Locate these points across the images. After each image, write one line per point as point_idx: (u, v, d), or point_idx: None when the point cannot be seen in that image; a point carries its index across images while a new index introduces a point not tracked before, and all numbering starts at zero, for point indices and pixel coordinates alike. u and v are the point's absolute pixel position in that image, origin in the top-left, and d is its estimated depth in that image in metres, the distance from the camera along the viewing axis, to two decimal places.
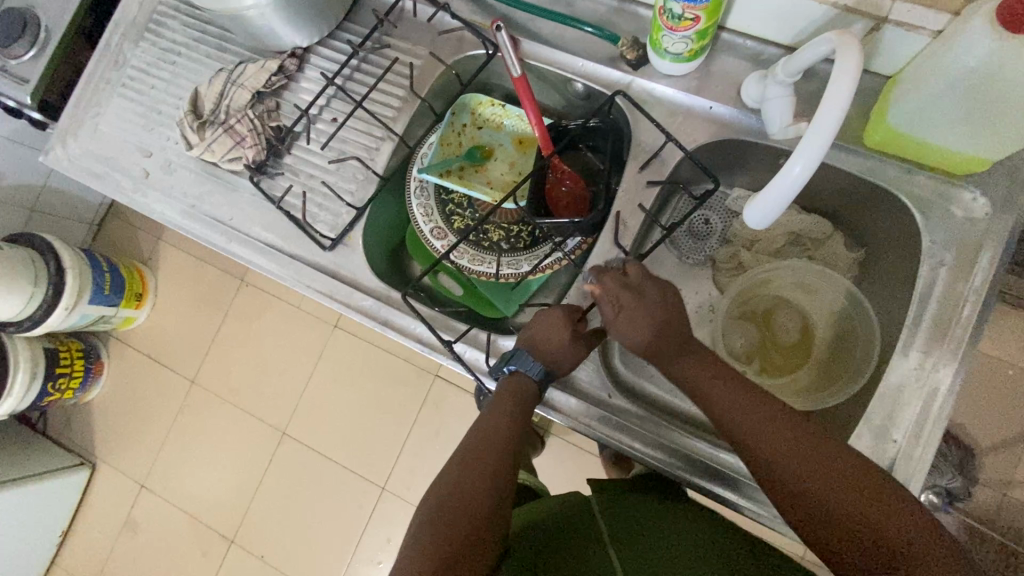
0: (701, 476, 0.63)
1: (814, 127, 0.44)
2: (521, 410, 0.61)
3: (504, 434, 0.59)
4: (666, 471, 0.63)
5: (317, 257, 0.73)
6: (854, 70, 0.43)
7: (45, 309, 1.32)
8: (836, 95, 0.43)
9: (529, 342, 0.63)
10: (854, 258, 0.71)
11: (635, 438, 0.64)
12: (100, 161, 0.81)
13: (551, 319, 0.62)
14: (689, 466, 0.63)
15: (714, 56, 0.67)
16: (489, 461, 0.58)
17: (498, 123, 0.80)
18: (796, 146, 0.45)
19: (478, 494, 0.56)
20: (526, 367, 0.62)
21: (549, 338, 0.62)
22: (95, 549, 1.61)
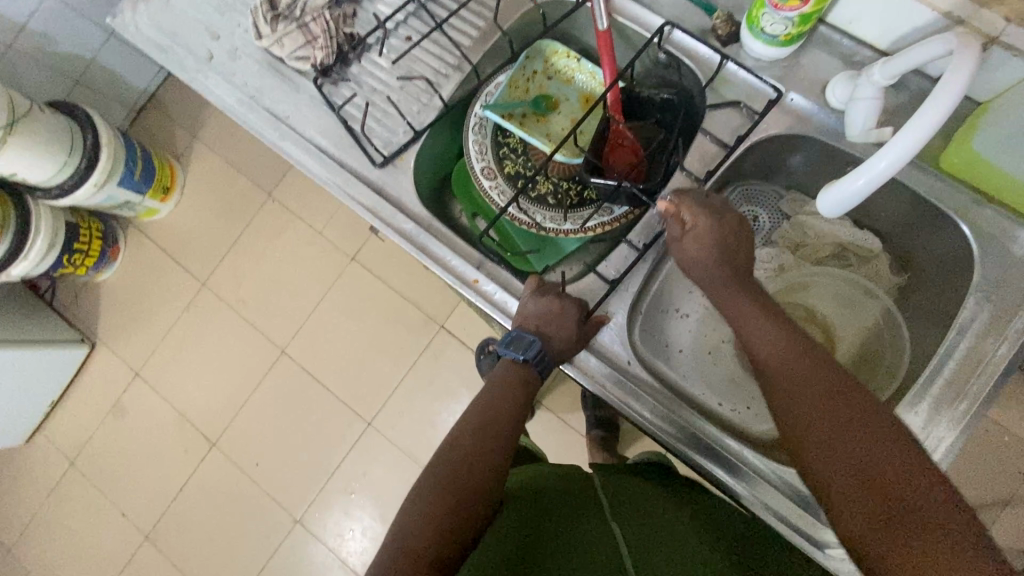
0: (700, 455, 0.63)
1: (905, 133, 0.45)
2: (523, 391, 0.65)
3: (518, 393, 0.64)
4: (668, 443, 0.64)
5: (367, 172, 0.72)
6: (960, 89, 0.45)
7: (76, 180, 1.32)
8: (921, 124, 0.45)
9: (538, 331, 0.63)
10: (896, 281, 0.71)
11: (643, 405, 0.65)
12: (164, 34, 0.79)
13: (563, 312, 0.63)
14: (691, 442, 0.64)
15: (806, 48, 0.65)
16: (513, 406, 0.63)
17: (569, 76, 0.79)
18: (885, 146, 0.46)
19: (502, 429, 0.61)
20: (528, 345, 0.63)
21: (563, 329, 0.62)
22: (81, 424, 1.65)
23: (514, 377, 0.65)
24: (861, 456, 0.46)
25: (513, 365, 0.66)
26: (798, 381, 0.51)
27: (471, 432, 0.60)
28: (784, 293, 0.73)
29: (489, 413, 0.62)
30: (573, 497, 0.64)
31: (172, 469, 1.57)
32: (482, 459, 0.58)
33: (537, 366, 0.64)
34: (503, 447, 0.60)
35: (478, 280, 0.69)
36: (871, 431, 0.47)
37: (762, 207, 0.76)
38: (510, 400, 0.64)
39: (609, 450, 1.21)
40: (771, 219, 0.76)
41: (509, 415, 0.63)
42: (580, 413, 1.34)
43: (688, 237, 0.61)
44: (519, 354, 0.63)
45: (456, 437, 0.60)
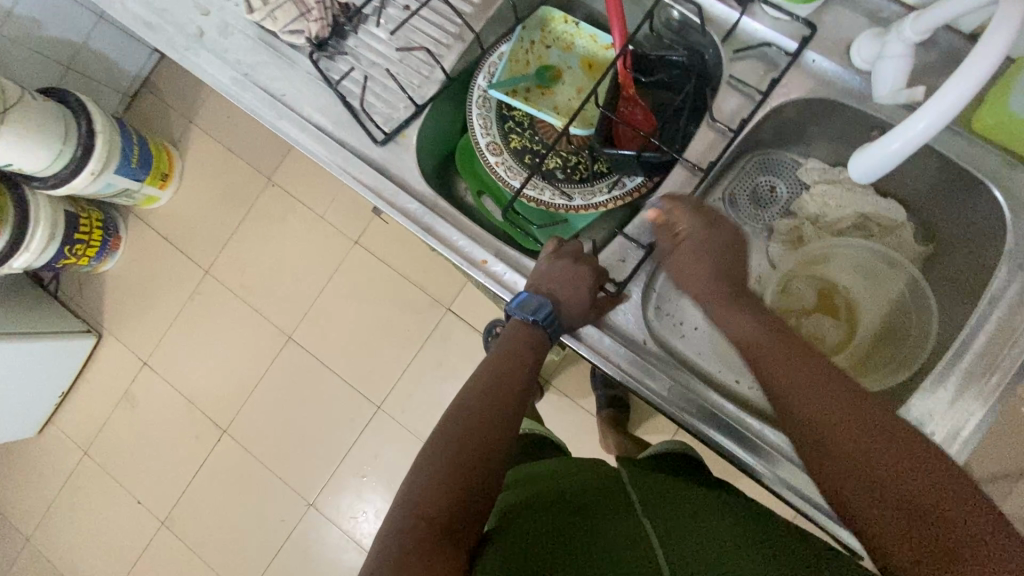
0: (719, 433, 0.62)
1: (950, 86, 0.42)
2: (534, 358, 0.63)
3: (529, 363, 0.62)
4: (686, 421, 0.62)
5: (368, 151, 0.69)
6: (1011, 32, 0.41)
7: (73, 169, 1.30)
8: (969, 77, 0.41)
9: (551, 294, 0.61)
10: (921, 251, 0.67)
11: (658, 382, 0.63)
12: (152, 11, 0.76)
13: (578, 277, 0.62)
14: (708, 421, 0.62)
15: (828, 5, 0.62)
16: (524, 372, 0.62)
17: (569, 43, 0.75)
18: (927, 102, 0.43)
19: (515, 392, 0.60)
20: (536, 306, 0.61)
21: (572, 293, 0.61)
22: (92, 414, 1.66)
23: (518, 343, 0.63)
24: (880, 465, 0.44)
25: (523, 327, 0.64)
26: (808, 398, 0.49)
27: (472, 410, 0.57)
28: (803, 266, 0.70)
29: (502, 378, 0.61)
30: (588, 492, 0.61)
31: (184, 457, 1.58)
32: (485, 439, 0.55)
33: (548, 329, 0.62)
34: (505, 429, 0.57)
35: (486, 261, 0.66)
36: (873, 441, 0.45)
37: (780, 177, 0.74)
38: (521, 366, 0.62)
39: (620, 429, 1.20)
40: (788, 189, 0.73)
41: (521, 380, 0.61)
42: (590, 393, 1.34)
43: (683, 253, 0.60)
44: (528, 316, 0.62)
45: (457, 412, 0.57)
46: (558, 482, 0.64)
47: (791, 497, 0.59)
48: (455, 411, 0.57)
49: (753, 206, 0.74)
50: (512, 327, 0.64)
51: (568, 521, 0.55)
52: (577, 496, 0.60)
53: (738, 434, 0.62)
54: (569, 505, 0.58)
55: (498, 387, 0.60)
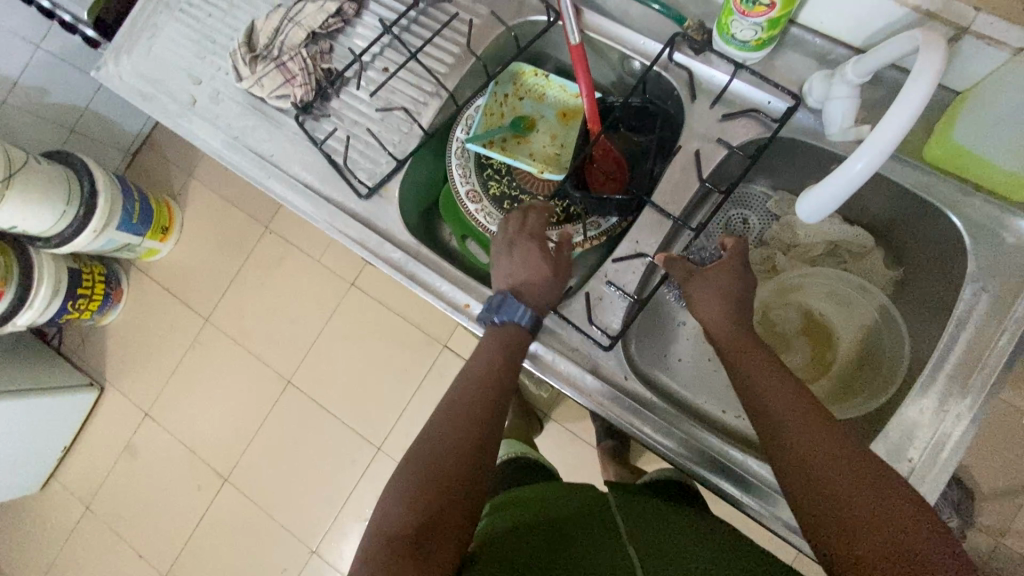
0: (705, 467, 0.63)
1: (884, 124, 0.44)
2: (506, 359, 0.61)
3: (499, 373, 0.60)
4: (671, 457, 0.64)
5: (353, 205, 0.73)
6: (933, 79, 0.43)
7: (75, 228, 1.34)
8: (901, 111, 0.43)
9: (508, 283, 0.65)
10: (891, 276, 0.70)
11: (642, 420, 0.65)
12: (148, 82, 0.81)
13: (527, 250, 0.66)
14: (691, 453, 0.64)
15: (780, 50, 0.65)
16: (498, 387, 0.60)
17: (541, 93, 0.79)
18: (866, 138, 0.45)
19: (486, 404, 0.59)
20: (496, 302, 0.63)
21: (536, 272, 0.65)
22: (93, 467, 1.66)
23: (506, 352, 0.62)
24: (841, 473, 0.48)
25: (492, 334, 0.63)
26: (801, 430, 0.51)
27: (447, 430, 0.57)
28: (776, 295, 0.72)
29: (473, 396, 0.60)
30: (576, 518, 0.62)
31: (186, 507, 1.58)
32: (461, 464, 0.55)
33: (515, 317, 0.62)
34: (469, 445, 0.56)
35: (468, 305, 0.69)
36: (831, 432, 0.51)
37: (751, 209, 0.76)
38: (495, 383, 0.60)
39: (620, 460, 1.20)
40: (760, 221, 0.76)
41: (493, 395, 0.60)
42: (588, 424, 1.34)
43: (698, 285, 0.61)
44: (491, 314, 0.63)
45: (432, 435, 0.58)
46: (550, 508, 0.65)
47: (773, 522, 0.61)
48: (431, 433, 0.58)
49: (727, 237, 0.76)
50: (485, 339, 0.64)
51: (550, 548, 0.56)
52: (563, 523, 0.61)
53: (721, 466, 0.63)
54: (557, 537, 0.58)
55: (471, 403, 0.59)
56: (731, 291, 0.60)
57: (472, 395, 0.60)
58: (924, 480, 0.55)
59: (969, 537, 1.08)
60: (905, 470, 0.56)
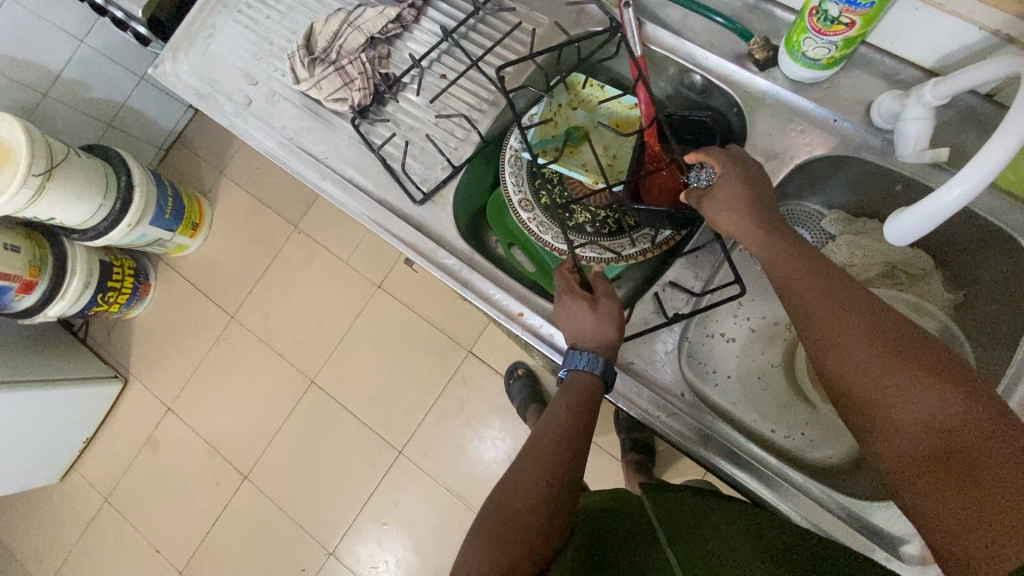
0: (750, 477, 0.63)
1: (983, 153, 0.43)
2: (577, 406, 0.60)
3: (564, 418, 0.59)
4: (712, 465, 0.64)
5: (408, 209, 0.73)
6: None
7: (110, 221, 1.36)
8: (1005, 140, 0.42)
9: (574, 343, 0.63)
10: (951, 299, 0.69)
11: (684, 427, 0.65)
12: (205, 82, 0.82)
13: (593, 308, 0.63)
14: (734, 462, 0.64)
15: (847, 69, 0.65)
16: (567, 427, 0.59)
17: (594, 105, 0.78)
18: (963, 167, 0.44)
19: (557, 438, 0.58)
20: (574, 362, 0.62)
21: (583, 329, 0.62)
22: (113, 459, 1.66)
23: (582, 398, 0.60)
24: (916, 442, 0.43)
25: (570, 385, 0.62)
26: (835, 332, 0.49)
27: (533, 462, 0.57)
28: None
29: (544, 434, 0.59)
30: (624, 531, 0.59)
31: (204, 503, 1.58)
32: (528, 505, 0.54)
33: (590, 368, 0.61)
34: (541, 482, 0.56)
35: (522, 313, 0.68)
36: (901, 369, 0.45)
37: (807, 228, 0.75)
38: (563, 423, 0.59)
39: (648, 474, 1.19)
40: (814, 240, 0.75)
41: (563, 429, 0.59)
42: (613, 435, 1.33)
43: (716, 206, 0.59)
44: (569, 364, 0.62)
45: (509, 477, 0.58)
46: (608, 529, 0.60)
47: (808, 514, 0.61)
48: (511, 472, 0.59)
49: None
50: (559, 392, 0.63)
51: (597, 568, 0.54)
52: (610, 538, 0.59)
53: (764, 476, 0.63)
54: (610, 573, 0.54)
55: (542, 439, 0.59)
56: (746, 198, 0.57)
57: (542, 434, 0.60)
58: None
59: None
60: None
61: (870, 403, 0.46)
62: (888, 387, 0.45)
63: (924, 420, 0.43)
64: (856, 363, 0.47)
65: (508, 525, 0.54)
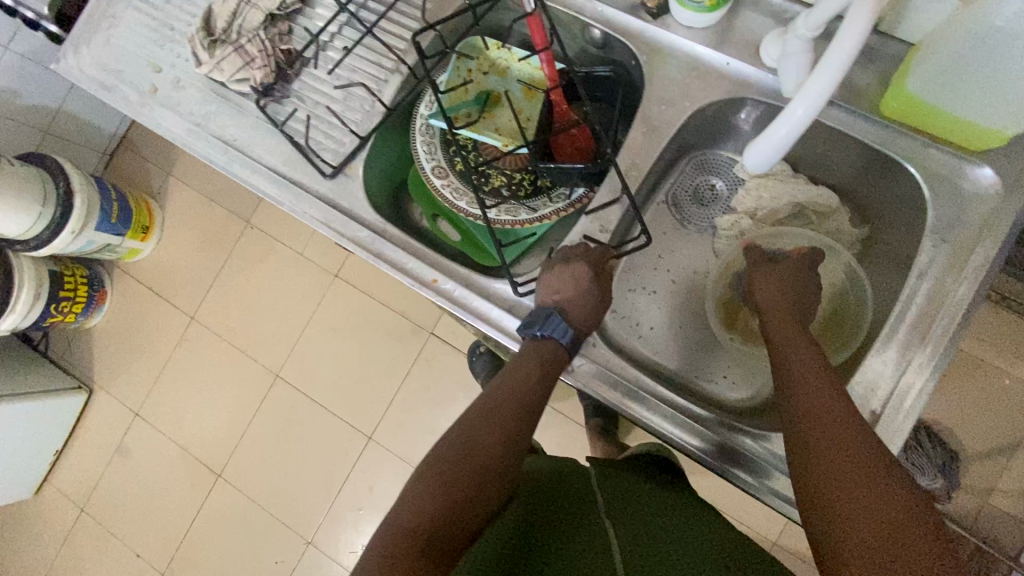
0: (696, 442, 0.63)
1: (824, 61, 0.43)
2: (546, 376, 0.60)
3: (526, 384, 0.59)
4: (668, 439, 0.63)
5: (318, 186, 0.72)
6: (866, 22, 0.42)
7: (52, 230, 1.33)
8: (845, 41, 0.43)
9: (556, 304, 0.62)
10: (858, 234, 0.70)
11: (702, 440, 0.63)
12: (109, 73, 0.80)
13: (574, 278, 0.62)
14: (694, 435, 0.63)
15: (737, 11, 0.65)
16: (526, 397, 0.59)
17: (504, 68, 0.77)
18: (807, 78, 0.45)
19: (514, 407, 0.59)
20: (555, 331, 0.61)
21: (585, 312, 0.63)
22: (86, 469, 1.66)
23: (547, 366, 0.60)
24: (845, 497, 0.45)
25: (537, 345, 0.62)
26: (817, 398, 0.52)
27: (489, 425, 0.57)
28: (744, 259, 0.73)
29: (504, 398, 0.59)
30: (560, 505, 0.62)
31: (180, 505, 1.58)
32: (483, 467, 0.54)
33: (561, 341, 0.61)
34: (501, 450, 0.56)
35: (436, 280, 0.68)
36: (852, 428, 0.48)
37: (719, 174, 0.77)
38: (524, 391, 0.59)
39: (608, 437, 1.21)
40: (728, 186, 0.77)
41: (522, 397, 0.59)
42: (576, 403, 1.34)
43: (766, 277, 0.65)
44: (538, 328, 0.61)
45: (463, 433, 0.57)
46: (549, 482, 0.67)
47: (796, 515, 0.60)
48: (460, 427, 0.57)
49: (697, 206, 0.77)
50: (526, 348, 0.62)
51: (538, 523, 0.59)
52: (546, 506, 0.62)
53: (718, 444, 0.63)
54: (549, 513, 0.61)
55: (502, 403, 0.59)
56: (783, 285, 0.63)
57: (502, 398, 0.59)
58: (890, 426, 0.56)
59: (956, 497, 1.10)
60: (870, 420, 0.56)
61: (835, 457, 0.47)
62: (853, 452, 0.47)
63: (879, 493, 0.44)
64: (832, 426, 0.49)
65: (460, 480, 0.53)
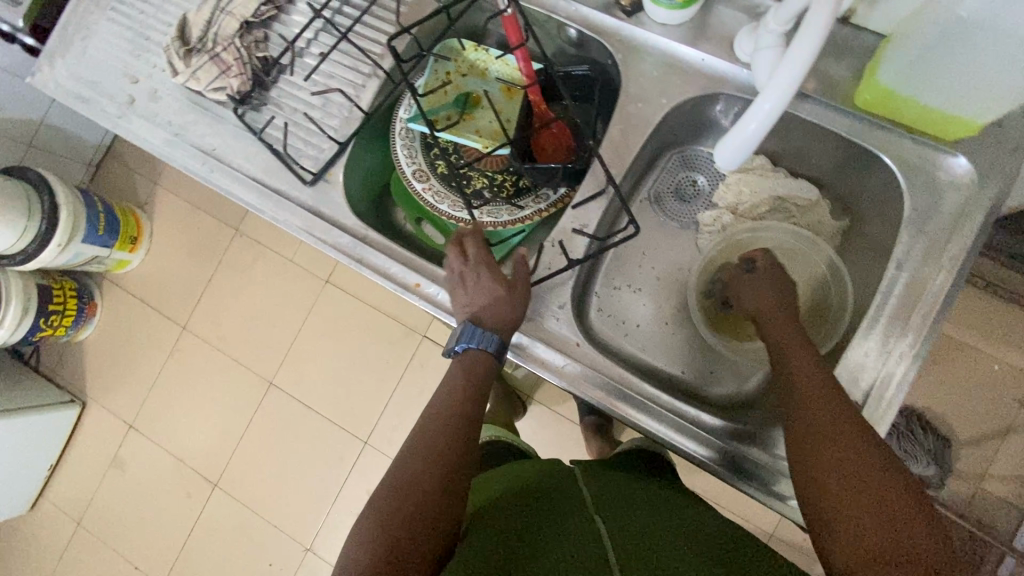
0: (690, 442, 0.63)
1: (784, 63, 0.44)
2: (471, 389, 0.60)
3: (453, 405, 0.59)
4: (662, 439, 0.63)
5: (298, 193, 0.72)
6: (826, 21, 0.42)
7: (38, 244, 1.32)
8: (808, 39, 0.43)
9: (475, 316, 0.62)
10: (838, 226, 0.70)
11: (704, 444, 0.63)
12: (85, 85, 0.80)
13: (490, 288, 0.62)
14: (683, 434, 0.63)
15: (710, 7, 0.65)
16: (457, 419, 0.59)
17: (483, 69, 0.77)
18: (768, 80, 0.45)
19: (446, 428, 0.58)
20: (481, 342, 0.61)
21: (508, 320, 0.62)
22: (82, 483, 1.65)
23: (470, 379, 0.60)
24: (864, 504, 0.45)
25: (465, 364, 0.62)
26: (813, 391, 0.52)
27: (421, 453, 0.56)
28: (729, 251, 0.73)
29: (433, 423, 0.59)
30: (543, 501, 0.61)
31: (177, 515, 1.57)
32: (421, 493, 0.53)
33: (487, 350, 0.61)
34: (440, 473, 0.55)
35: (419, 284, 0.68)
36: (852, 427, 0.49)
37: (700, 170, 0.77)
38: (455, 411, 0.59)
39: (602, 434, 1.21)
40: (709, 181, 0.77)
41: (451, 420, 0.59)
42: (570, 401, 1.34)
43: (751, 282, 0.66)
44: (459, 344, 0.62)
45: (400, 468, 0.56)
46: (533, 487, 0.65)
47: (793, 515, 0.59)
48: (396, 461, 0.56)
49: (679, 203, 0.78)
50: (452, 368, 0.62)
51: (523, 526, 0.56)
52: (530, 502, 0.61)
53: (707, 442, 0.63)
54: (535, 514, 0.58)
55: (431, 430, 0.58)
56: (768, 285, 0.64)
57: (429, 423, 0.59)
58: (872, 417, 0.56)
59: (949, 484, 1.11)
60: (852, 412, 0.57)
61: (836, 458, 0.48)
62: (853, 452, 0.47)
63: (878, 496, 0.45)
64: (833, 425, 0.49)
65: (396, 516, 0.52)
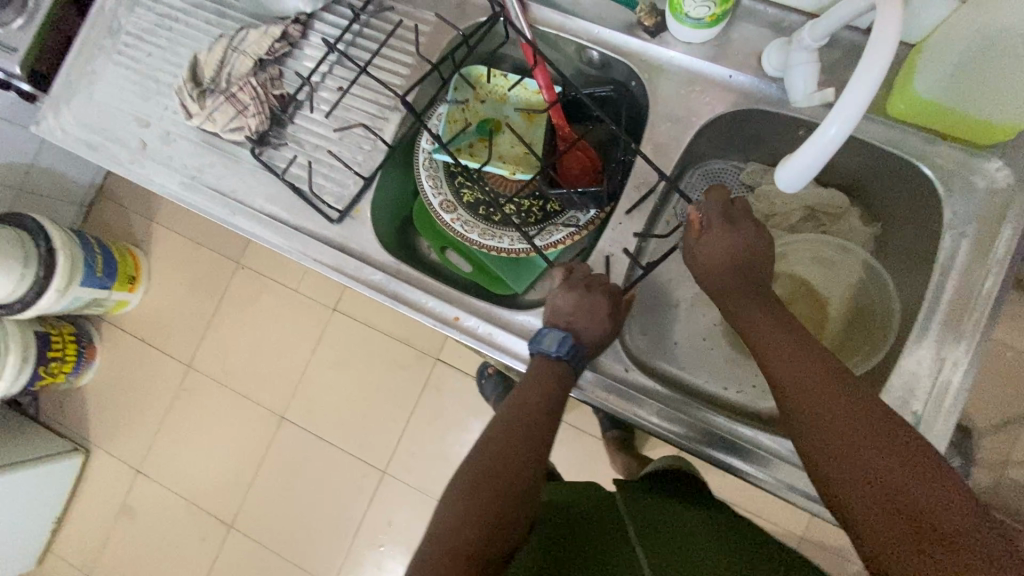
0: (712, 446, 0.63)
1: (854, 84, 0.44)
2: (558, 391, 0.59)
3: (540, 404, 0.58)
4: (681, 443, 0.64)
5: (325, 231, 0.71)
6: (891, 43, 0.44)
7: (36, 291, 1.28)
8: (871, 65, 0.44)
9: (569, 327, 0.62)
10: (870, 232, 0.71)
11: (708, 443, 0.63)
12: (95, 131, 0.78)
13: (591, 305, 0.62)
14: (704, 437, 0.63)
15: (734, 23, 0.65)
16: (542, 423, 0.58)
17: (502, 94, 0.77)
18: (841, 96, 0.45)
19: (530, 425, 0.58)
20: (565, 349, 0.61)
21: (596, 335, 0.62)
22: (89, 534, 1.59)
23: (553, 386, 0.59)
24: (882, 494, 0.43)
25: (546, 363, 0.61)
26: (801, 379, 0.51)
27: (509, 442, 0.56)
28: None
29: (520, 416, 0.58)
30: (591, 528, 0.59)
31: (192, 560, 1.52)
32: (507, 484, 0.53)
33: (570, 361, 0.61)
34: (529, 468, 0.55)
35: (459, 318, 0.67)
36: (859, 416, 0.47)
37: (726, 184, 0.76)
38: (540, 398, 0.59)
39: (629, 449, 1.20)
40: (736, 195, 0.76)
41: (540, 415, 0.58)
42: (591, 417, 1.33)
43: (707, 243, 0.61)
44: (550, 350, 0.61)
45: (488, 450, 0.56)
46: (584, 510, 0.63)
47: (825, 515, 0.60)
48: (482, 444, 0.57)
49: None
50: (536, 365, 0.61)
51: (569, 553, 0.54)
52: (575, 529, 0.59)
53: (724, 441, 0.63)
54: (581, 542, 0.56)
55: (521, 418, 0.58)
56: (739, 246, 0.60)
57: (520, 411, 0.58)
58: (934, 425, 0.56)
59: (975, 473, 1.11)
60: (913, 423, 0.56)
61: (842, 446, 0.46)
62: (862, 444, 0.45)
63: (895, 482, 0.43)
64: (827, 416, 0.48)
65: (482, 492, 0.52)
